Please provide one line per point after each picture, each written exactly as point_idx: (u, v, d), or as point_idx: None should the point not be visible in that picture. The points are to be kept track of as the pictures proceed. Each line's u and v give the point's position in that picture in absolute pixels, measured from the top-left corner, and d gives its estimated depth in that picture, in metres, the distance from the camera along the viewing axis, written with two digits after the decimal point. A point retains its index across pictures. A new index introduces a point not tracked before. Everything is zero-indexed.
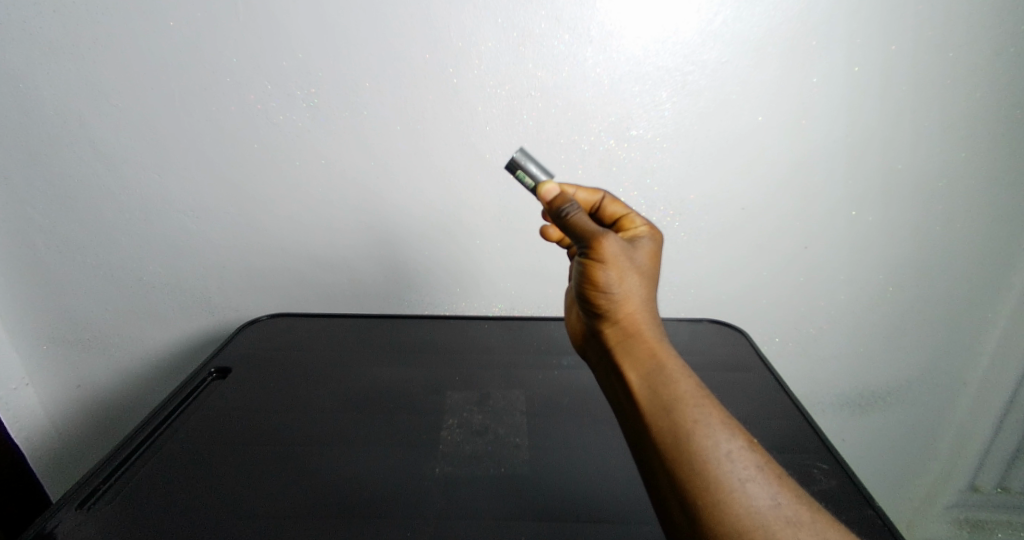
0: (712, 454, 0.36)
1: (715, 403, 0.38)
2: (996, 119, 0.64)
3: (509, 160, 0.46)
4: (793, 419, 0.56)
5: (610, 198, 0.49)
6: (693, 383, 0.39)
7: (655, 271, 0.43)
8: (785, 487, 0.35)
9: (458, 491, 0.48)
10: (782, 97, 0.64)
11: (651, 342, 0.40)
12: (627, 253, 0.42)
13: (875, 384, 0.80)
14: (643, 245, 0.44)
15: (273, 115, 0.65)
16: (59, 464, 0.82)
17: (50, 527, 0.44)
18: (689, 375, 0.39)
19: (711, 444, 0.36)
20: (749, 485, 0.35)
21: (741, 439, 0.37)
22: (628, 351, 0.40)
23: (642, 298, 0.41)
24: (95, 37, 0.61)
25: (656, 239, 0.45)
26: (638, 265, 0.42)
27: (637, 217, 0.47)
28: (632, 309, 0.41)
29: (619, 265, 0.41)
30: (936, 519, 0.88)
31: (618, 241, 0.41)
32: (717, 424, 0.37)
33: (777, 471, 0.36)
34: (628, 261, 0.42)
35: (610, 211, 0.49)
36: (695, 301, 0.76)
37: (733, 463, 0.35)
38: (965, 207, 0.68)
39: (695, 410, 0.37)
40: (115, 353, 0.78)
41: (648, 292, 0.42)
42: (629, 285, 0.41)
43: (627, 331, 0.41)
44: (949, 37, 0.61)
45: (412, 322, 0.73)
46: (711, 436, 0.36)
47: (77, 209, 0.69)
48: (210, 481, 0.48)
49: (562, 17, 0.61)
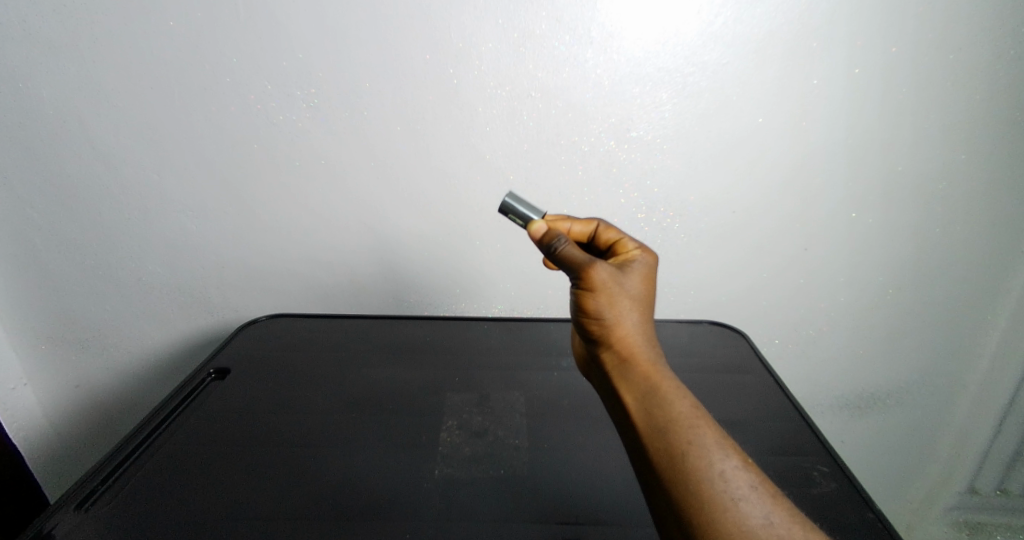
0: (706, 475, 0.35)
1: (710, 422, 0.38)
2: (996, 122, 0.64)
3: (499, 206, 0.47)
4: (793, 423, 0.56)
5: (605, 224, 0.49)
6: (688, 403, 0.38)
7: (650, 294, 0.43)
8: (779, 506, 0.35)
9: (456, 493, 0.48)
10: (782, 98, 0.64)
11: (646, 364, 0.40)
12: (617, 278, 0.42)
13: (875, 386, 0.80)
14: (636, 268, 0.43)
15: (272, 115, 0.65)
16: (57, 464, 0.82)
17: (48, 527, 0.44)
18: (685, 395, 0.39)
19: (706, 464, 0.36)
20: (743, 505, 0.35)
21: (736, 459, 0.36)
22: (624, 374, 0.40)
23: (635, 322, 0.41)
24: (95, 36, 0.61)
25: (651, 261, 0.45)
26: (630, 289, 0.42)
27: (631, 241, 0.47)
28: (625, 332, 0.41)
29: (609, 292, 0.41)
30: (936, 522, 0.88)
31: (607, 267, 0.41)
32: (711, 444, 0.37)
33: (771, 490, 0.36)
34: (620, 286, 0.42)
35: (605, 237, 0.48)
36: (695, 303, 0.76)
37: (728, 483, 0.35)
38: (966, 210, 0.68)
39: (690, 432, 0.37)
40: (114, 352, 0.78)
41: (641, 315, 0.42)
42: (621, 310, 0.41)
43: (622, 355, 0.41)
44: (949, 39, 0.61)
45: (411, 324, 0.73)
46: (706, 456, 0.36)
47: (76, 208, 0.69)
48: (206, 484, 0.48)
49: (562, 18, 0.61)
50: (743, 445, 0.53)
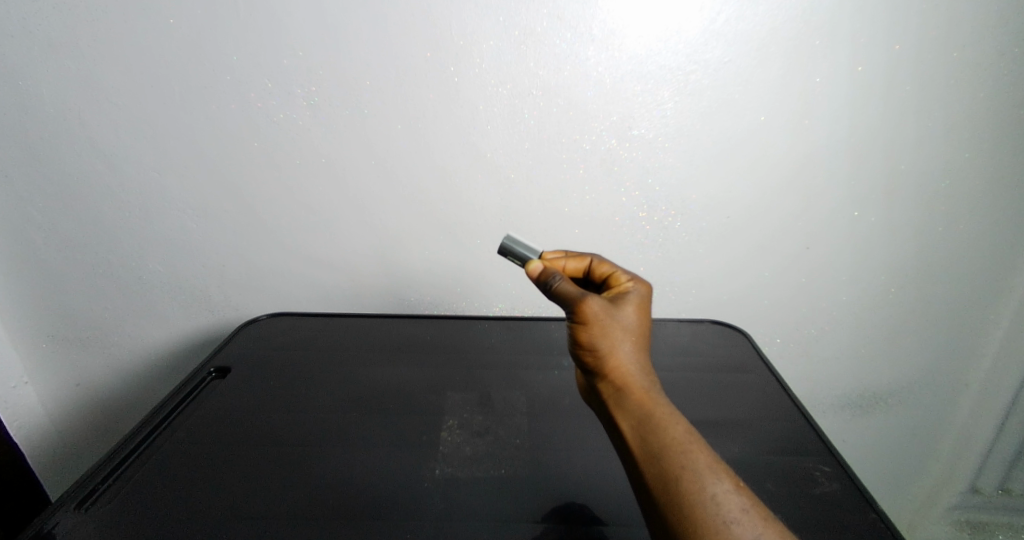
0: (699, 499, 0.36)
1: (704, 446, 0.38)
2: (999, 120, 0.63)
3: (499, 246, 0.50)
4: (795, 423, 0.55)
5: (598, 259, 0.49)
6: (682, 428, 0.38)
7: (644, 325, 0.43)
8: (771, 529, 0.35)
9: (457, 493, 0.48)
10: (784, 97, 0.63)
11: (640, 392, 0.40)
12: (609, 311, 0.42)
13: (877, 385, 0.80)
14: (628, 299, 0.44)
15: (273, 113, 0.65)
16: (58, 462, 0.82)
17: (49, 526, 0.44)
18: (680, 420, 0.39)
19: (699, 488, 0.36)
20: (735, 528, 0.35)
21: (728, 482, 0.37)
22: (618, 403, 0.40)
23: (629, 351, 0.41)
24: (95, 34, 0.61)
25: (644, 293, 0.45)
26: (623, 320, 0.42)
27: (625, 273, 0.47)
28: (619, 362, 0.41)
29: (602, 324, 0.41)
30: (937, 521, 0.88)
31: (598, 301, 0.42)
32: (704, 468, 0.37)
33: (764, 513, 0.36)
34: (612, 319, 0.42)
35: (599, 270, 0.49)
36: (696, 302, 0.76)
37: (720, 507, 0.35)
38: (968, 209, 0.68)
39: (683, 457, 0.37)
40: (114, 350, 0.77)
41: (635, 344, 0.42)
42: (615, 340, 0.41)
43: (616, 384, 0.41)
44: (953, 37, 0.60)
45: (411, 322, 0.72)
46: (698, 481, 0.36)
47: (77, 206, 0.69)
48: (206, 484, 0.48)
49: (564, 16, 0.61)
50: (744, 445, 0.53)
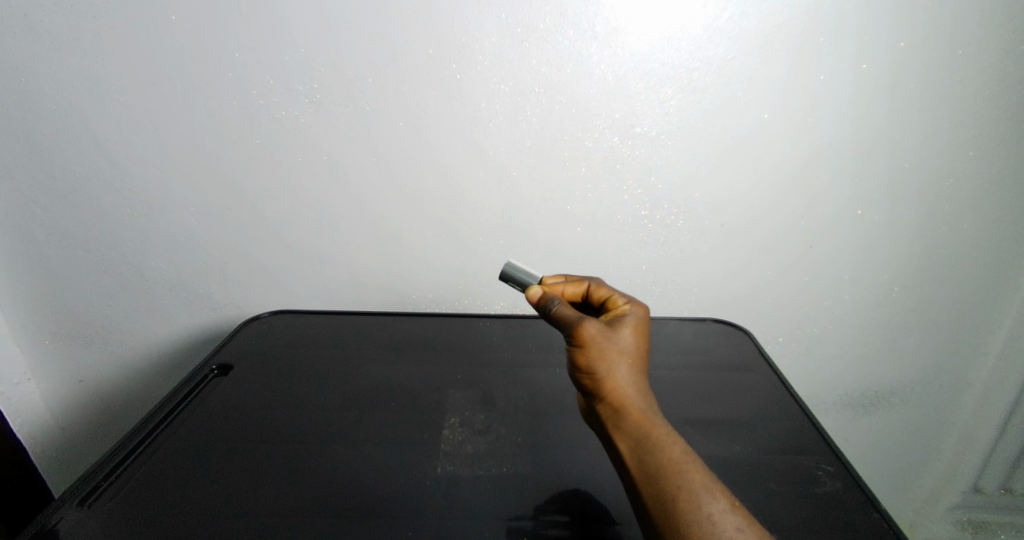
0: (696, 520, 0.36)
1: (700, 466, 0.38)
2: (1004, 118, 0.63)
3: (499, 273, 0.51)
4: (797, 423, 0.55)
5: (596, 283, 0.50)
6: (678, 448, 0.39)
7: (642, 348, 0.43)
8: None
9: (458, 490, 0.48)
10: (788, 94, 0.63)
11: (637, 413, 0.40)
12: (606, 334, 0.42)
13: (879, 383, 0.80)
14: (625, 322, 0.44)
15: (274, 110, 0.65)
16: (61, 458, 0.82)
17: (52, 522, 0.44)
18: (676, 440, 0.39)
19: (695, 509, 0.36)
20: None
21: (724, 502, 0.37)
22: (616, 424, 0.40)
23: (626, 373, 0.41)
24: (96, 30, 0.61)
25: (642, 316, 0.45)
26: (620, 343, 0.42)
27: (622, 296, 0.48)
28: (617, 384, 0.41)
29: (599, 347, 0.42)
30: (939, 520, 0.88)
31: (595, 323, 0.42)
32: (700, 488, 0.37)
33: (760, 532, 0.36)
34: (609, 342, 0.42)
35: (597, 294, 0.49)
36: (698, 301, 0.76)
37: (717, 527, 0.35)
38: (973, 207, 0.68)
39: (679, 477, 0.37)
40: (116, 347, 0.78)
41: (632, 366, 0.42)
42: (612, 363, 0.41)
43: (614, 406, 0.41)
44: (958, 34, 0.60)
45: (412, 320, 0.72)
46: (695, 501, 0.36)
47: (79, 203, 0.69)
48: (208, 481, 0.48)
49: (566, 13, 0.60)
50: (745, 444, 0.53)
